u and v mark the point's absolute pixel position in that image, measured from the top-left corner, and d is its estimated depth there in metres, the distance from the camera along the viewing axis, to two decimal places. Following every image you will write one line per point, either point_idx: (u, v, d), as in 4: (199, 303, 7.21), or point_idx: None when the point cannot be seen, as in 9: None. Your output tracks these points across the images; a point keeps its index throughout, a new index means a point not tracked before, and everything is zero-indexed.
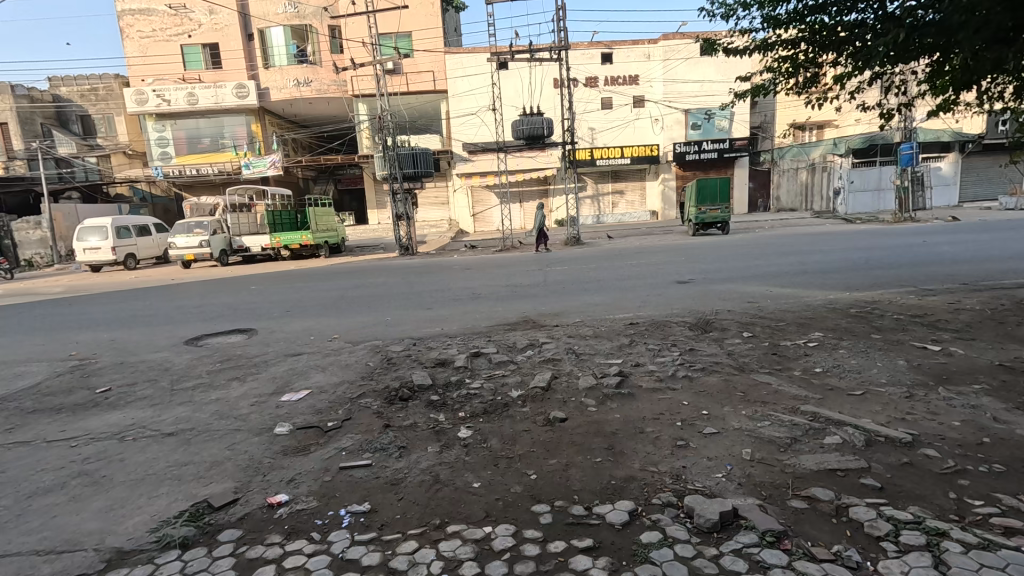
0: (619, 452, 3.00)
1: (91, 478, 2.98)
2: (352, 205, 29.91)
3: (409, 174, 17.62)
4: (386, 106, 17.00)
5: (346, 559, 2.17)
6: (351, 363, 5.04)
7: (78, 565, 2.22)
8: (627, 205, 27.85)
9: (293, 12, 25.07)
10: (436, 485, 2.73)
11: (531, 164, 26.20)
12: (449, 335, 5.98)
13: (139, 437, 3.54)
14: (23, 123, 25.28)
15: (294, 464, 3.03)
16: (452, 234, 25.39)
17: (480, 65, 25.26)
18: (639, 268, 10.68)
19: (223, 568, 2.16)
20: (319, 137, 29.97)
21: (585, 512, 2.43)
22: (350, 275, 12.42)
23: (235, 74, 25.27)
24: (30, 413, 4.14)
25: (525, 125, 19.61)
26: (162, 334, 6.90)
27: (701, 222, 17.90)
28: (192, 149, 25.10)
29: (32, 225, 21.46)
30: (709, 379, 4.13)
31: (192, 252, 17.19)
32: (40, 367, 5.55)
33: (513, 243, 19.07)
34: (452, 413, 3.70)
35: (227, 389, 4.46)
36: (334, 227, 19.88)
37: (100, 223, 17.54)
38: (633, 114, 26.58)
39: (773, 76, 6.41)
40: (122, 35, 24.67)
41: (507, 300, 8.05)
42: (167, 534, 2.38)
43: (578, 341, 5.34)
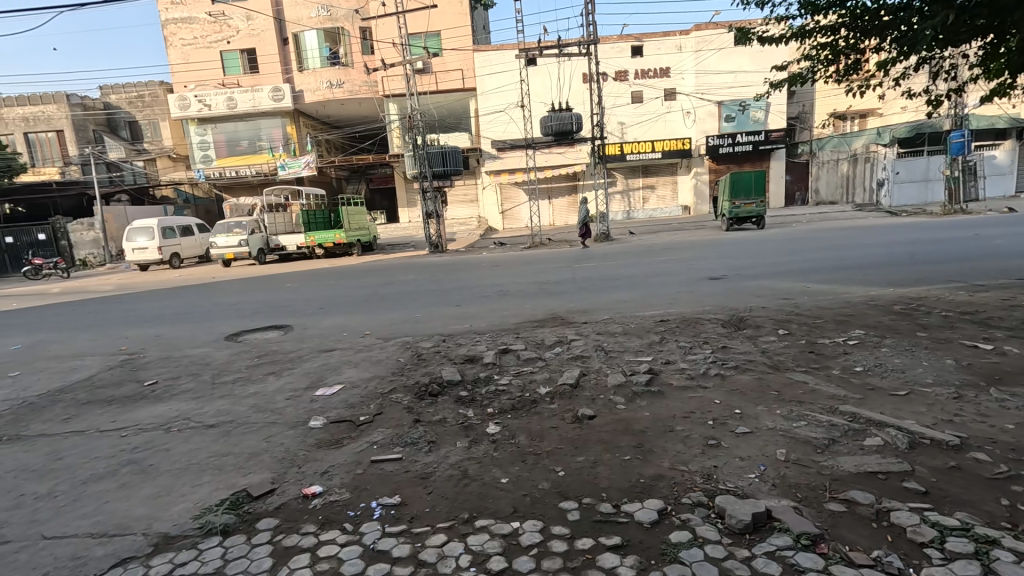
0: (648, 450, 2.97)
1: (139, 467, 3.15)
2: (383, 204, 30.35)
3: (439, 172, 17.83)
4: (416, 105, 17.20)
5: (377, 550, 2.22)
6: (382, 359, 5.15)
7: (128, 548, 2.34)
8: (657, 201, 27.36)
9: (325, 16, 25.68)
10: (464, 479, 2.76)
11: (559, 161, 26.06)
12: (478, 332, 6.02)
13: (183, 428, 3.71)
14: (77, 130, 26.31)
15: (327, 457, 3.12)
16: (481, 231, 25.53)
17: (508, 62, 25.27)
18: (669, 264, 10.48)
19: (262, 555, 2.24)
20: (351, 137, 30.56)
21: (613, 510, 2.41)
22: (381, 273, 12.63)
23: (271, 78, 26.00)
24: (84, 405, 4.39)
25: (554, 121, 19.54)
26: (204, 330, 7.20)
27: (735, 217, 17.34)
28: (231, 151, 26.00)
29: (86, 226, 22.63)
30: (741, 377, 4.04)
31: (232, 251, 17.82)
32: (93, 361, 5.86)
33: (541, 240, 19.03)
34: (481, 409, 3.73)
35: (264, 384, 4.62)
36: (366, 226, 20.32)
37: (148, 224, 18.38)
38: (665, 107, 26.06)
39: (812, 64, 6.17)
40: (166, 43, 25.75)
41: (535, 298, 8.04)
42: (209, 521, 2.48)
43: (606, 338, 5.30)
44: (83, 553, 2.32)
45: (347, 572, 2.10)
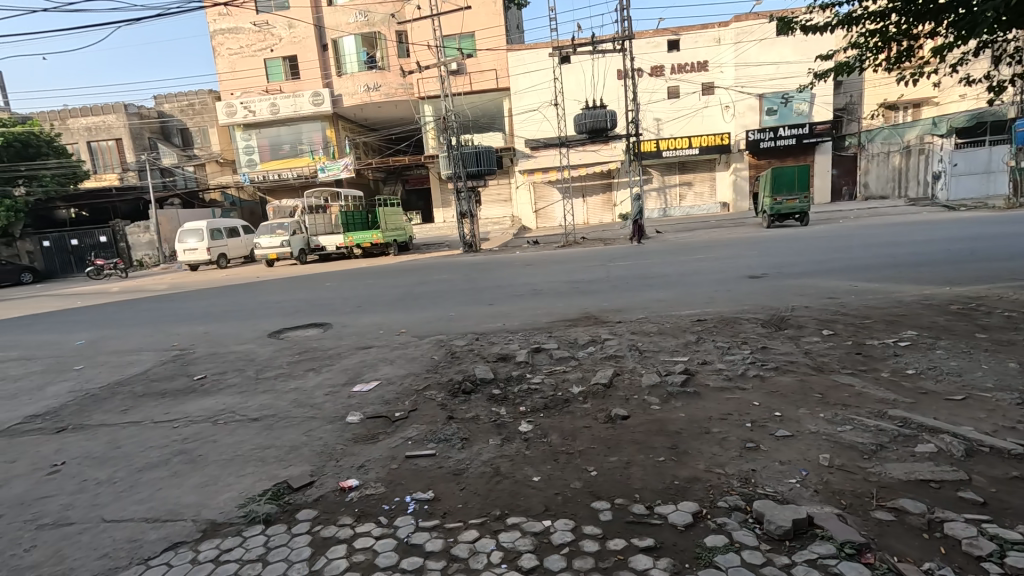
0: (683, 452, 2.91)
1: (189, 457, 3.31)
2: (419, 204, 30.88)
3: (473, 172, 17.93)
4: (450, 106, 17.35)
5: (410, 544, 2.26)
6: (417, 357, 5.24)
7: (179, 532, 2.48)
8: (695, 197, 26.71)
9: (363, 21, 26.32)
10: (496, 476, 2.78)
11: (593, 159, 25.84)
12: (511, 331, 6.03)
13: (230, 421, 3.88)
14: (134, 138, 27.92)
15: (363, 452, 3.20)
16: (514, 230, 25.61)
17: (542, 61, 25.22)
18: (706, 263, 10.21)
19: (301, 545, 2.32)
20: (387, 139, 31.15)
21: (646, 512, 2.38)
22: (415, 272, 12.84)
23: (311, 83, 26.69)
24: (139, 397, 4.66)
25: (588, 118, 19.37)
26: (249, 328, 7.50)
27: (777, 214, 16.80)
28: (274, 155, 26.96)
29: (142, 229, 23.91)
30: (783, 379, 3.91)
31: (275, 251, 18.49)
32: (148, 356, 6.20)
33: (575, 239, 18.87)
34: (513, 408, 3.74)
35: (304, 380, 4.78)
36: (402, 226, 20.71)
37: (198, 226, 19.28)
38: (702, 102, 25.45)
39: (860, 53, 5.87)
40: (214, 53, 26.95)
41: (568, 296, 7.99)
42: (252, 510, 2.59)
43: (641, 338, 5.22)
44: (138, 537, 2.46)
45: (382, 564, 2.15)
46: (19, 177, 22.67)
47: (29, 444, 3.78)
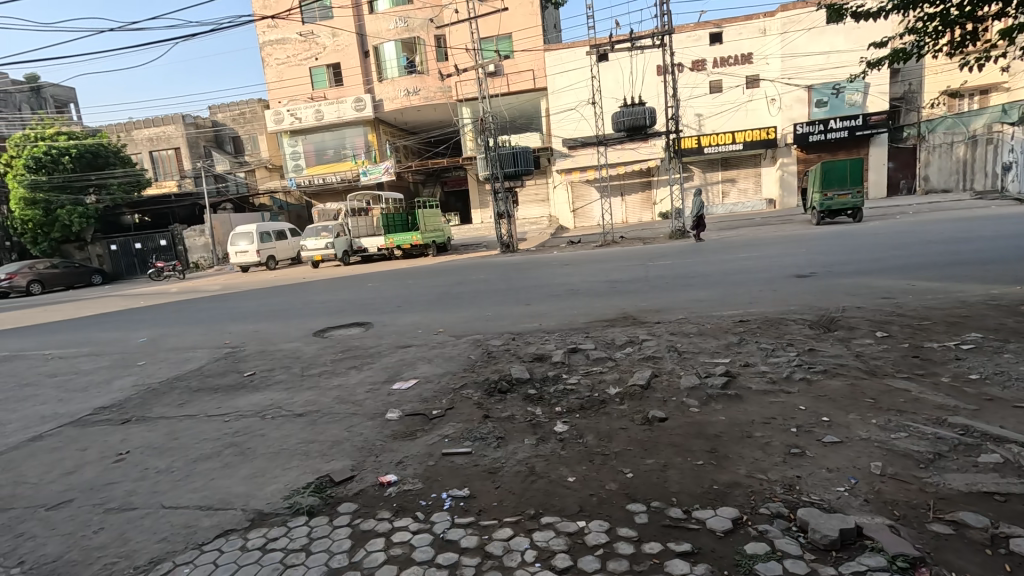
0: (723, 456, 2.83)
1: (239, 449, 3.49)
2: (457, 206, 31.32)
3: (510, 172, 18.00)
4: (487, 108, 17.43)
5: (446, 540, 2.31)
6: (454, 355, 5.32)
7: (230, 520, 2.61)
8: (738, 194, 25.89)
9: (403, 27, 26.82)
10: (532, 476, 2.79)
11: (632, 157, 25.46)
12: (548, 331, 6.03)
13: (277, 416, 4.06)
14: (191, 147, 29.59)
15: (402, 448, 3.28)
16: (552, 230, 25.50)
17: (580, 60, 25.04)
18: (751, 261, 9.87)
19: (342, 537, 2.40)
20: (426, 142, 31.67)
21: (683, 516, 2.33)
22: (454, 273, 12.98)
23: (353, 89, 27.51)
24: (195, 392, 4.93)
25: (625, 116, 19.04)
26: (295, 326, 7.81)
27: (827, 210, 16.01)
28: (319, 160, 27.93)
29: (198, 233, 25.26)
30: (831, 382, 3.74)
31: (320, 253, 19.27)
32: (202, 353, 6.56)
33: (613, 238, 18.60)
34: (549, 408, 3.74)
35: (346, 376, 4.95)
36: (441, 227, 21.02)
37: (248, 229, 20.19)
38: (746, 95, 24.64)
39: (918, 38, 5.53)
40: (263, 63, 28.19)
41: (607, 296, 7.90)
42: (297, 502, 2.70)
43: (680, 338, 5.11)
44: (194, 523, 2.61)
45: (418, 558, 2.19)
46: (90, 186, 24.45)
47: (98, 433, 4.07)
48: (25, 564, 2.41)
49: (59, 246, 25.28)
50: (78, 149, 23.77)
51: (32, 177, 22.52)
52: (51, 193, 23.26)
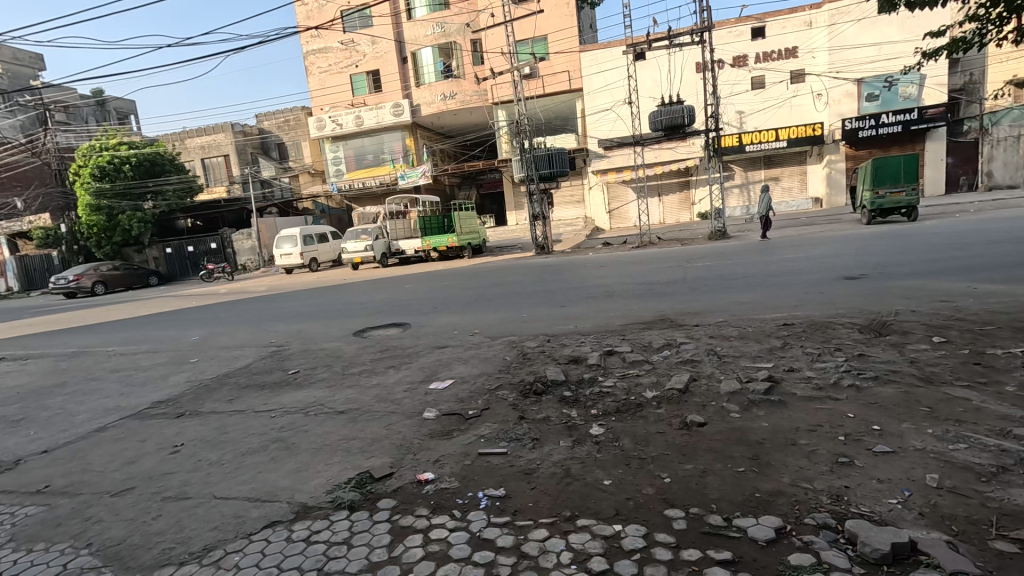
0: (765, 464, 2.75)
1: (284, 444, 3.62)
2: (492, 208, 31.57)
3: (545, 174, 17.97)
4: (523, 110, 17.46)
5: (483, 538, 2.33)
6: (490, 356, 5.36)
7: (276, 512, 2.72)
8: (782, 194, 25.03)
9: (440, 32, 27.20)
10: (567, 478, 2.79)
11: (671, 156, 25.00)
12: (583, 333, 5.99)
13: (319, 413, 4.20)
14: (239, 154, 31.01)
15: (439, 447, 3.33)
16: (588, 231, 25.22)
17: (617, 59, 24.80)
18: (795, 262, 9.53)
19: (382, 532, 2.46)
20: (462, 145, 31.99)
21: (723, 523, 2.28)
22: (489, 274, 13.05)
23: (391, 95, 28.12)
24: (244, 388, 5.17)
25: (663, 115, 18.69)
26: (335, 326, 8.06)
27: (880, 208, 15.19)
28: (359, 165, 28.73)
29: (246, 236, 26.37)
30: (883, 390, 3.56)
31: (360, 256, 19.55)
32: (249, 351, 6.86)
33: (650, 239, 18.34)
34: (585, 410, 3.72)
35: (385, 376, 5.08)
36: (476, 229, 21.24)
37: (292, 232, 20.93)
38: (790, 91, 23.76)
39: (979, 26, 5.22)
40: (307, 72, 29.26)
41: (645, 299, 7.78)
42: (339, 497, 2.79)
43: (720, 342, 4.99)
44: (243, 513, 2.73)
45: (455, 555, 2.23)
46: (148, 193, 25.81)
47: (156, 426, 4.32)
48: (93, 546, 2.59)
49: (121, 250, 26.93)
50: (137, 157, 25.10)
51: (97, 184, 24.03)
52: (113, 199, 24.77)
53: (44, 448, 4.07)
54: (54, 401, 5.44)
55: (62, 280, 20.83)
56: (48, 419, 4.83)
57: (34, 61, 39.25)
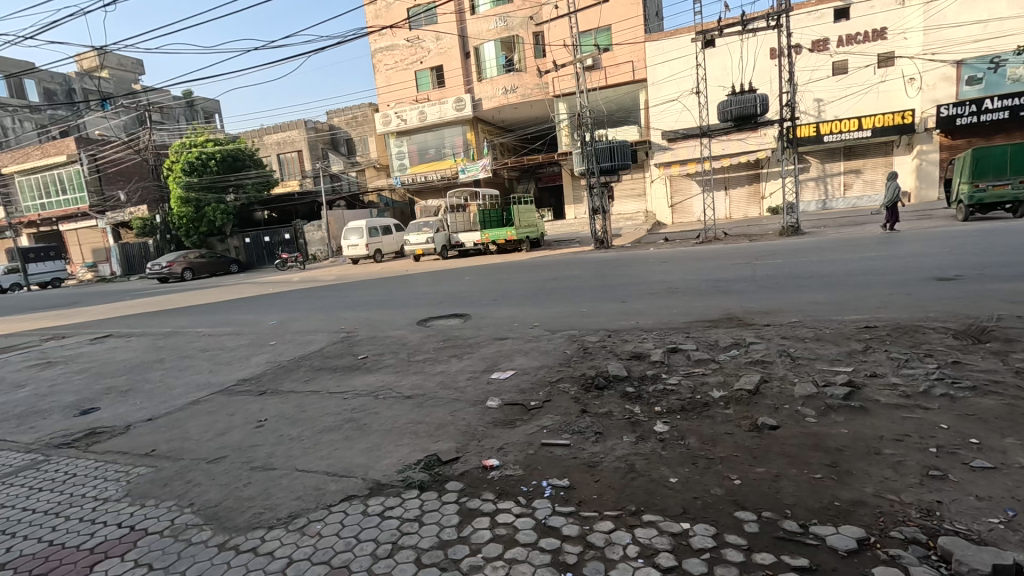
0: (845, 472, 2.61)
1: (357, 424, 3.83)
2: (551, 202, 31.71)
3: (607, 167, 17.63)
4: (584, 103, 17.21)
5: (548, 526, 2.38)
6: (550, 350, 5.39)
7: (351, 487, 2.89)
8: (863, 187, 23.23)
9: (503, 26, 27.26)
10: (631, 473, 2.78)
11: (739, 148, 23.83)
12: (645, 329, 5.90)
13: (387, 397, 4.40)
14: (311, 149, 32.72)
15: (503, 435, 3.40)
16: (649, 226, 24.59)
17: (683, 48, 23.89)
18: (879, 262, 8.83)
19: (450, 513, 2.56)
20: (523, 139, 32.09)
21: (799, 530, 2.19)
22: (547, 268, 13.07)
23: (454, 90, 28.67)
24: (318, 370, 5.52)
25: (734, 105, 17.79)
26: (399, 315, 8.40)
27: (978, 203, 13.91)
28: (421, 159, 29.52)
29: (316, 228, 27.86)
30: (983, 401, 3.27)
31: (422, 247, 20.21)
32: (322, 336, 7.28)
33: (716, 234, 17.61)
34: (648, 407, 3.68)
35: (448, 364, 5.24)
36: (535, 223, 21.24)
37: (359, 224, 21.86)
38: (878, 75, 22.01)
39: None
40: (374, 69, 30.40)
41: (710, 296, 7.53)
42: (409, 476, 2.93)
43: (793, 343, 4.76)
44: (323, 486, 2.93)
45: (522, 540, 2.28)
46: (230, 186, 27.75)
47: (242, 401, 4.71)
48: (195, 505, 2.88)
49: (206, 239, 29.17)
50: (222, 153, 27.02)
51: (187, 179, 26.14)
52: (201, 192, 26.89)
53: (150, 416, 4.54)
54: (156, 375, 6.03)
55: (157, 266, 22.94)
56: (151, 391, 5.36)
57: (135, 66, 43.16)
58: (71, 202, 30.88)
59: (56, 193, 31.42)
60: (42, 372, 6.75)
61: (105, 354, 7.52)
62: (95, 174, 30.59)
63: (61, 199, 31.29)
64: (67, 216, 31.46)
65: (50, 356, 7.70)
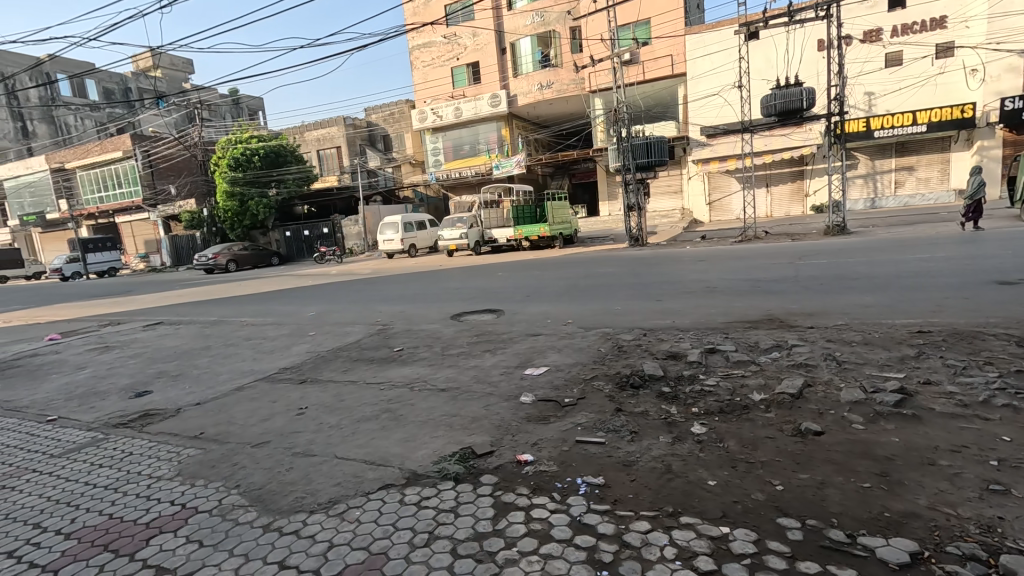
0: (896, 482, 2.50)
1: (393, 415, 3.90)
2: (584, 198, 31.47)
3: (643, 164, 17.33)
4: (621, 98, 16.94)
5: (583, 523, 2.37)
6: (584, 347, 5.36)
7: (388, 476, 2.95)
8: (917, 185, 22.09)
9: (539, 22, 27.14)
10: (668, 474, 2.74)
11: (782, 143, 22.91)
12: (682, 328, 5.79)
13: (422, 389, 4.47)
14: (350, 145, 33.47)
15: (536, 431, 3.41)
16: (685, 224, 24.10)
17: (725, 41, 23.21)
18: (933, 263, 8.40)
19: (484, 506, 2.58)
20: (558, 135, 31.91)
21: (846, 539, 2.11)
22: (580, 265, 13.00)
23: (490, 86, 28.74)
24: (356, 361, 5.66)
25: (777, 99, 17.17)
26: (433, 309, 8.51)
27: None
28: (456, 155, 29.80)
29: (353, 222, 28.53)
30: None
31: (455, 243, 20.53)
32: (358, 328, 7.45)
33: (756, 233, 17.09)
34: (684, 407, 3.62)
35: (482, 358, 5.28)
36: (568, 219, 21.10)
37: (394, 220, 22.22)
38: (936, 67, 20.84)
39: None
40: (412, 66, 30.82)
41: (748, 296, 7.33)
42: (444, 468, 2.97)
43: (840, 347, 4.57)
44: (361, 474, 3.00)
45: (557, 536, 2.28)
46: (272, 181, 28.66)
47: (284, 389, 4.87)
48: (240, 487, 2.99)
49: (249, 233, 30.24)
50: (265, 149, 27.92)
51: (232, 173, 27.14)
52: (245, 187, 27.84)
53: (199, 400, 4.76)
54: (204, 361, 6.30)
55: (203, 257, 23.97)
56: (199, 376, 5.62)
57: (186, 65, 45.03)
58: (127, 195, 32.57)
59: (113, 187, 33.17)
60: (101, 355, 7.16)
61: (157, 340, 7.92)
62: (148, 169, 32.12)
63: (117, 193, 33.02)
64: (123, 209, 33.19)
65: (108, 341, 8.16)
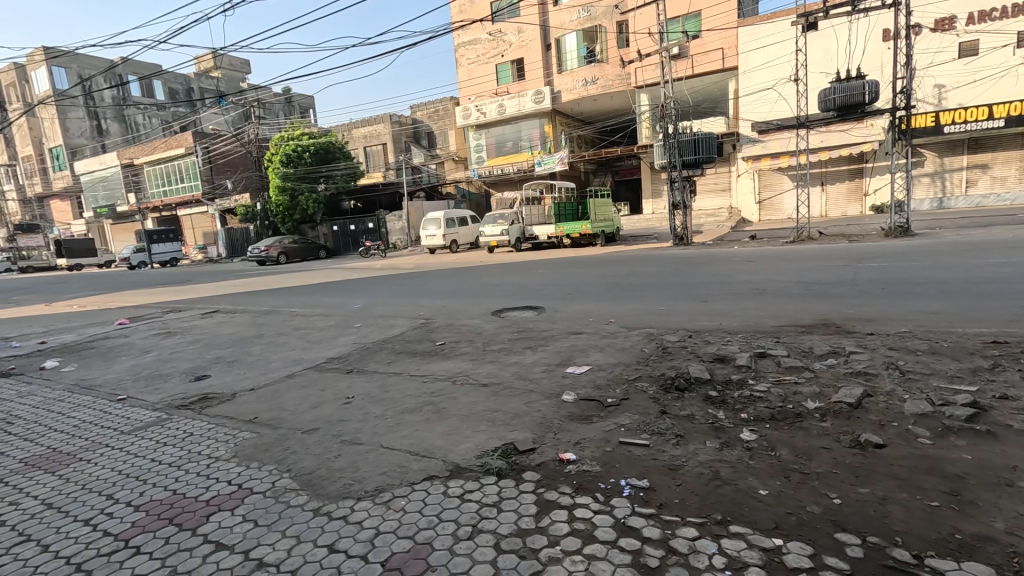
0: (968, 502, 2.33)
1: (435, 408, 3.96)
2: (627, 196, 30.96)
3: (689, 161, 16.84)
4: (669, 94, 16.54)
5: (628, 526, 2.33)
6: (627, 347, 5.28)
7: (431, 468, 3.00)
8: (991, 184, 20.59)
9: (586, 17, 26.77)
10: (716, 480, 2.66)
11: (840, 140, 21.88)
12: (729, 331, 5.60)
13: (463, 384, 4.51)
14: (395, 142, 34.19)
15: (579, 430, 3.38)
16: (732, 224, 23.40)
17: (780, 33, 22.26)
18: (1008, 268, 7.81)
19: (527, 502, 2.58)
20: (602, 131, 31.49)
21: (912, 560, 1.99)
22: (622, 264, 12.81)
23: (534, 83, 28.62)
24: (399, 353, 5.77)
25: (837, 93, 16.27)
26: (474, 304, 8.60)
27: None
28: (499, 152, 29.95)
29: (397, 218, 29.13)
30: None
31: (496, 239, 20.65)
32: (402, 321, 7.62)
33: (811, 233, 16.36)
34: (733, 413, 3.50)
35: (523, 355, 5.28)
36: (611, 218, 20.83)
37: (437, 216, 22.55)
38: (1018, 56, 19.25)
39: None
40: (457, 64, 31.15)
41: (801, 299, 7.02)
42: (487, 462, 2.99)
43: (903, 355, 4.30)
44: (406, 464, 3.06)
45: (601, 537, 2.26)
46: (321, 177, 29.60)
47: (332, 378, 5.04)
48: (292, 471, 3.11)
49: (299, 227, 31.32)
50: (314, 146, 28.89)
51: (284, 169, 28.23)
52: (296, 182, 28.88)
53: (253, 386, 4.99)
54: (257, 349, 6.59)
55: (257, 250, 25.10)
56: (252, 363, 5.89)
57: (243, 66, 47.12)
58: (188, 190, 34.44)
59: (175, 181, 35.14)
60: (164, 340, 7.62)
61: (214, 327, 8.35)
62: (208, 165, 33.83)
63: (179, 187, 34.99)
64: (184, 202, 35.15)
65: (170, 326, 8.67)
